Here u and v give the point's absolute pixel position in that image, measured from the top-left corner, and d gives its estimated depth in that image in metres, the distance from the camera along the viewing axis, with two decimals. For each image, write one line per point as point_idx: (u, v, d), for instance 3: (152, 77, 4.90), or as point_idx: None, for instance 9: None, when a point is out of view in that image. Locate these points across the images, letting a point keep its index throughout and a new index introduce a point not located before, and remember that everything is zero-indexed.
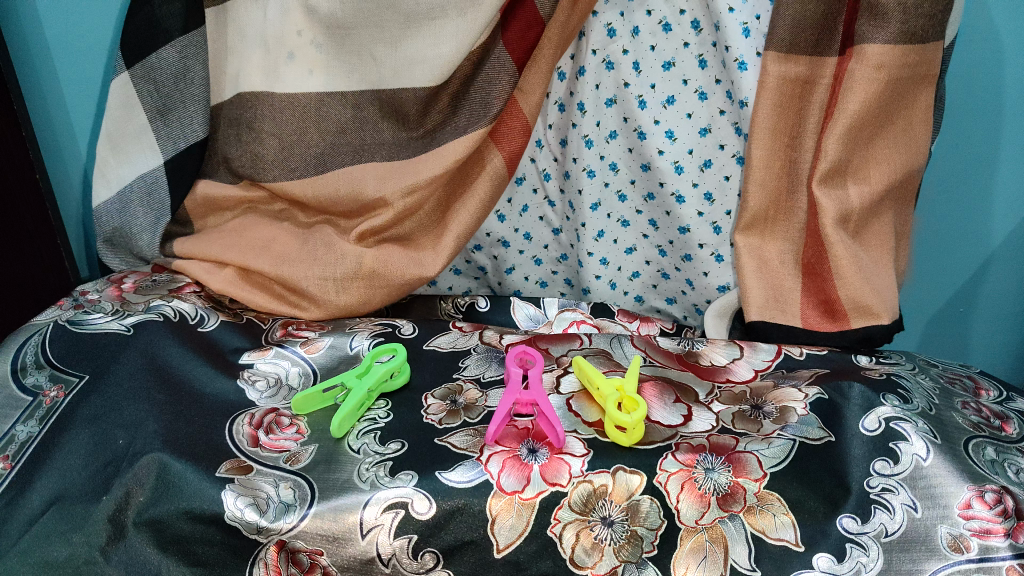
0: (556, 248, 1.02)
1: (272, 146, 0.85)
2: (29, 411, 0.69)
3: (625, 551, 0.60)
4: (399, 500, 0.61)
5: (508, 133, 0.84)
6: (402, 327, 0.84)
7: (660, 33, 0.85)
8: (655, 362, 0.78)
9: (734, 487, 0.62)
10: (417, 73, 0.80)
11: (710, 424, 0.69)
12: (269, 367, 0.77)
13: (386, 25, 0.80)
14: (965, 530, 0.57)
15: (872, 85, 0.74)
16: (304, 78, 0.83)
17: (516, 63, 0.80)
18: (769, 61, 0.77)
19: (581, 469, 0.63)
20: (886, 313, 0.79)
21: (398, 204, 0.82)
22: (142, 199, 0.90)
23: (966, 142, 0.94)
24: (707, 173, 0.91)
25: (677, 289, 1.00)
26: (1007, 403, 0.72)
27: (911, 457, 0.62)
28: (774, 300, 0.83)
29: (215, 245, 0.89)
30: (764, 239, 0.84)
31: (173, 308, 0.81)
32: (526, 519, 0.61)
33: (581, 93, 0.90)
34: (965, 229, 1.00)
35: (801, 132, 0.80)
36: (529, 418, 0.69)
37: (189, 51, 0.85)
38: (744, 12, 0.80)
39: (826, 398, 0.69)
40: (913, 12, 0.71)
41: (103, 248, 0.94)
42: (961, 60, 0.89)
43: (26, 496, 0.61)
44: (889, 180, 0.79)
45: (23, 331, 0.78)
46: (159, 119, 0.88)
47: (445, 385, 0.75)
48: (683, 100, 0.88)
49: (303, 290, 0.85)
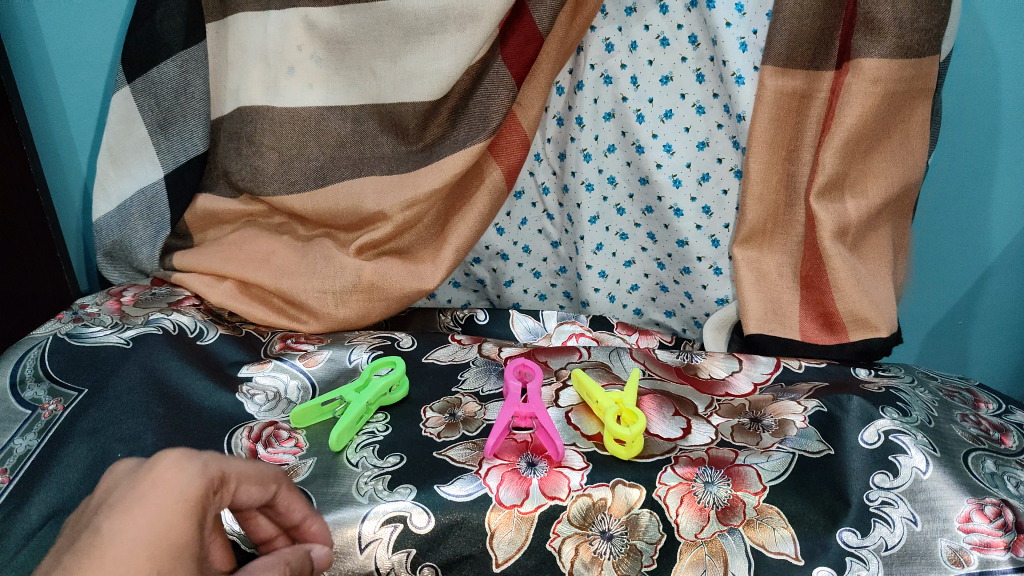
0: (556, 260, 1.03)
1: (272, 159, 0.85)
2: (28, 424, 0.68)
3: (625, 564, 0.60)
4: (399, 513, 0.61)
5: (507, 147, 0.85)
6: (402, 340, 0.84)
7: (658, 48, 0.86)
8: (654, 375, 0.78)
9: (734, 500, 0.61)
10: (417, 88, 0.81)
11: (709, 437, 0.69)
12: (268, 380, 0.77)
13: (386, 40, 0.81)
14: (965, 543, 0.57)
15: (869, 99, 0.74)
16: (304, 92, 0.84)
17: (515, 78, 0.80)
18: (767, 75, 0.78)
19: (581, 483, 0.63)
20: (885, 326, 0.79)
21: (398, 217, 0.83)
22: (142, 213, 0.90)
23: (965, 155, 0.94)
24: (705, 186, 0.91)
25: (676, 302, 1.00)
26: (1007, 416, 0.72)
27: (911, 470, 0.62)
28: (774, 313, 0.83)
29: (215, 259, 0.89)
30: (762, 251, 0.85)
31: (173, 322, 0.81)
32: (525, 532, 0.60)
33: (579, 107, 0.91)
34: (965, 242, 1.00)
35: (800, 144, 0.81)
36: (529, 431, 0.69)
37: (189, 65, 0.86)
38: (742, 26, 0.81)
39: (825, 410, 0.70)
40: (910, 27, 0.72)
41: (103, 262, 0.94)
42: (959, 73, 0.90)
43: (24, 509, 0.60)
44: (887, 193, 0.79)
45: (22, 345, 0.78)
46: (159, 133, 0.88)
47: (444, 399, 0.75)
48: (681, 114, 0.88)
49: (302, 303, 0.85)
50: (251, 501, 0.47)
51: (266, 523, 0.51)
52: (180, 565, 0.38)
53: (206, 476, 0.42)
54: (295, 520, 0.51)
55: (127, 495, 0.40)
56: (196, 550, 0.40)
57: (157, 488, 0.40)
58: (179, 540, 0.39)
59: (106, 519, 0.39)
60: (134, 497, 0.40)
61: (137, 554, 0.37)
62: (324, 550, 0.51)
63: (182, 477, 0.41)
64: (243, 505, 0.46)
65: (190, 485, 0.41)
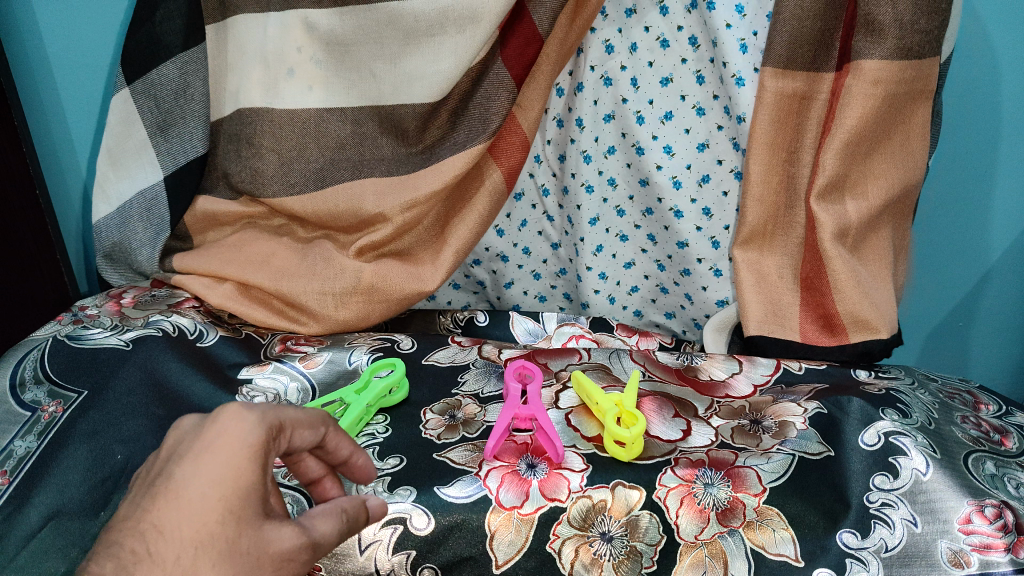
0: (556, 262, 1.03)
1: (272, 161, 0.85)
2: (28, 426, 0.68)
3: (625, 566, 0.59)
4: (398, 515, 0.61)
5: (507, 149, 0.85)
6: (402, 342, 0.84)
7: (658, 50, 0.86)
8: (654, 377, 0.78)
9: (734, 502, 0.61)
10: (416, 90, 0.81)
11: (709, 439, 0.69)
12: (268, 382, 0.77)
13: (385, 42, 0.81)
14: (965, 544, 0.57)
15: (869, 101, 0.74)
16: (304, 94, 0.84)
17: (515, 79, 0.80)
18: (767, 76, 0.78)
19: (581, 484, 0.63)
20: (885, 327, 0.79)
21: (398, 219, 0.83)
22: (141, 215, 0.90)
23: (965, 157, 0.94)
24: (705, 188, 0.91)
25: (676, 304, 1.00)
26: (1007, 417, 0.72)
27: (911, 472, 0.62)
28: (774, 315, 0.83)
29: (214, 260, 0.89)
30: (762, 253, 0.85)
31: (173, 323, 0.80)
32: (525, 534, 0.60)
33: (579, 108, 0.91)
34: (965, 244, 1.00)
35: (799, 146, 0.81)
36: (529, 433, 0.69)
37: (189, 67, 0.86)
38: (741, 28, 0.81)
39: (825, 412, 0.70)
40: (910, 29, 0.72)
41: (103, 264, 0.94)
42: (959, 75, 0.90)
43: (24, 511, 0.60)
44: (886, 194, 0.79)
45: (21, 347, 0.78)
46: (159, 135, 0.88)
47: (443, 401, 0.75)
48: (681, 116, 0.89)
49: (302, 305, 0.85)
50: (304, 447, 0.47)
51: (315, 463, 0.51)
52: (250, 505, 0.41)
53: (266, 424, 0.43)
54: (342, 457, 0.51)
55: (196, 444, 0.42)
56: (261, 491, 0.42)
57: (223, 437, 0.42)
58: (246, 484, 0.41)
59: (179, 465, 0.41)
60: (202, 446, 0.42)
61: (209, 497, 0.40)
62: (378, 499, 0.50)
63: (244, 426, 0.42)
64: (297, 449, 0.46)
65: (253, 433, 0.42)
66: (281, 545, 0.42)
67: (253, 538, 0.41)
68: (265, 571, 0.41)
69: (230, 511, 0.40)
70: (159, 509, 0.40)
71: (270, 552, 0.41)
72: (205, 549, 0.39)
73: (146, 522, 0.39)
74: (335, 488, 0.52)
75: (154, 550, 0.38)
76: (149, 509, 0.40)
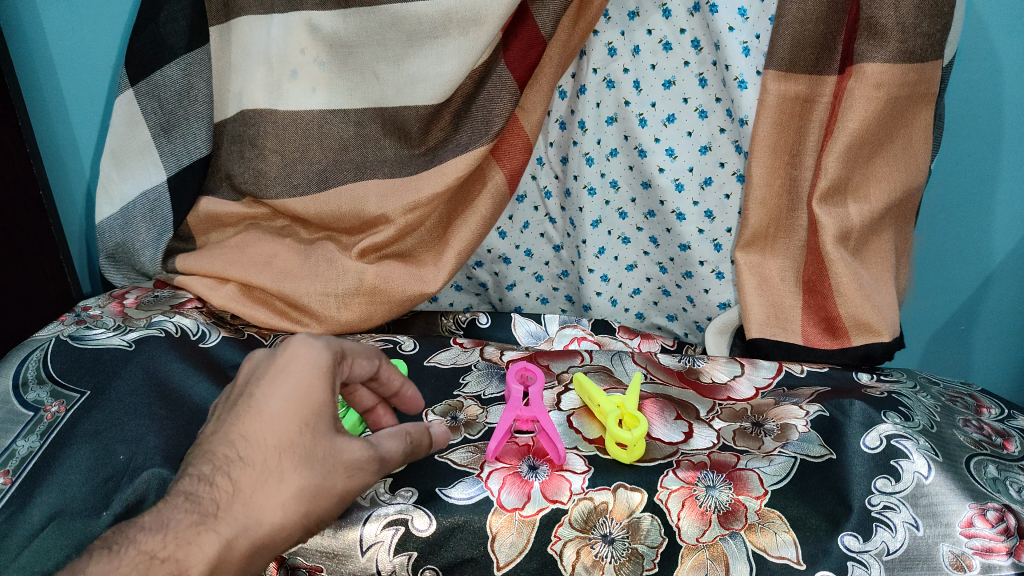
0: (557, 264, 1.03)
1: (275, 162, 0.85)
2: (30, 426, 0.68)
3: (625, 568, 0.60)
4: (399, 516, 0.61)
5: (509, 151, 0.85)
6: (403, 344, 0.84)
7: (660, 52, 0.86)
8: (656, 379, 0.78)
9: (735, 504, 0.61)
10: (419, 92, 0.81)
11: (710, 441, 0.69)
12: None
13: (389, 44, 0.81)
14: (967, 548, 0.57)
15: (871, 104, 0.74)
16: (307, 95, 0.84)
17: (518, 82, 0.80)
18: (769, 79, 0.77)
19: (582, 486, 0.63)
20: (887, 331, 0.79)
21: (400, 221, 0.83)
22: (145, 215, 0.90)
23: (967, 160, 0.94)
24: (707, 190, 0.91)
25: (678, 306, 1.01)
26: (1009, 421, 0.72)
27: (913, 475, 0.61)
28: (775, 317, 0.83)
29: (216, 261, 0.89)
30: (764, 255, 0.85)
31: (174, 324, 0.81)
32: (526, 536, 0.60)
33: (582, 111, 0.91)
34: (967, 247, 1.00)
35: (801, 149, 0.81)
36: (530, 435, 0.69)
37: (193, 68, 0.86)
38: (744, 31, 0.81)
39: (827, 415, 0.70)
40: (912, 32, 0.72)
41: (106, 264, 0.94)
42: (961, 78, 0.90)
43: (26, 511, 0.60)
44: (889, 197, 0.79)
45: (24, 347, 0.78)
46: (162, 136, 0.89)
47: (445, 402, 0.75)
48: (684, 118, 0.89)
49: (304, 306, 0.85)
50: (362, 375, 0.57)
51: (367, 394, 0.61)
52: (321, 418, 0.51)
53: (330, 351, 0.54)
54: (394, 389, 0.61)
55: (274, 368, 0.53)
56: (331, 406, 0.52)
57: (295, 360, 0.53)
58: (317, 399, 0.51)
59: (259, 387, 0.52)
60: (279, 369, 0.52)
61: (287, 409, 0.51)
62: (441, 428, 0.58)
63: (312, 352, 0.53)
64: (356, 377, 0.57)
65: (320, 357, 0.53)
66: (352, 455, 0.51)
67: (327, 447, 0.51)
68: (339, 476, 0.50)
69: (306, 422, 0.51)
70: (245, 421, 0.50)
71: (342, 459, 0.51)
72: (287, 451, 0.50)
73: (236, 433, 0.50)
74: (387, 416, 0.63)
75: (245, 452, 0.49)
76: (238, 421, 0.51)
